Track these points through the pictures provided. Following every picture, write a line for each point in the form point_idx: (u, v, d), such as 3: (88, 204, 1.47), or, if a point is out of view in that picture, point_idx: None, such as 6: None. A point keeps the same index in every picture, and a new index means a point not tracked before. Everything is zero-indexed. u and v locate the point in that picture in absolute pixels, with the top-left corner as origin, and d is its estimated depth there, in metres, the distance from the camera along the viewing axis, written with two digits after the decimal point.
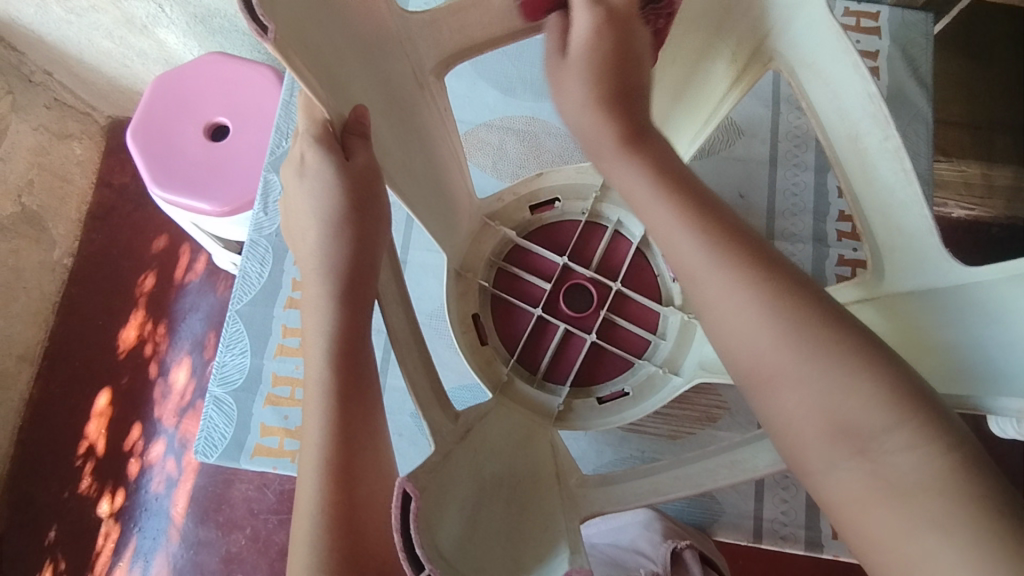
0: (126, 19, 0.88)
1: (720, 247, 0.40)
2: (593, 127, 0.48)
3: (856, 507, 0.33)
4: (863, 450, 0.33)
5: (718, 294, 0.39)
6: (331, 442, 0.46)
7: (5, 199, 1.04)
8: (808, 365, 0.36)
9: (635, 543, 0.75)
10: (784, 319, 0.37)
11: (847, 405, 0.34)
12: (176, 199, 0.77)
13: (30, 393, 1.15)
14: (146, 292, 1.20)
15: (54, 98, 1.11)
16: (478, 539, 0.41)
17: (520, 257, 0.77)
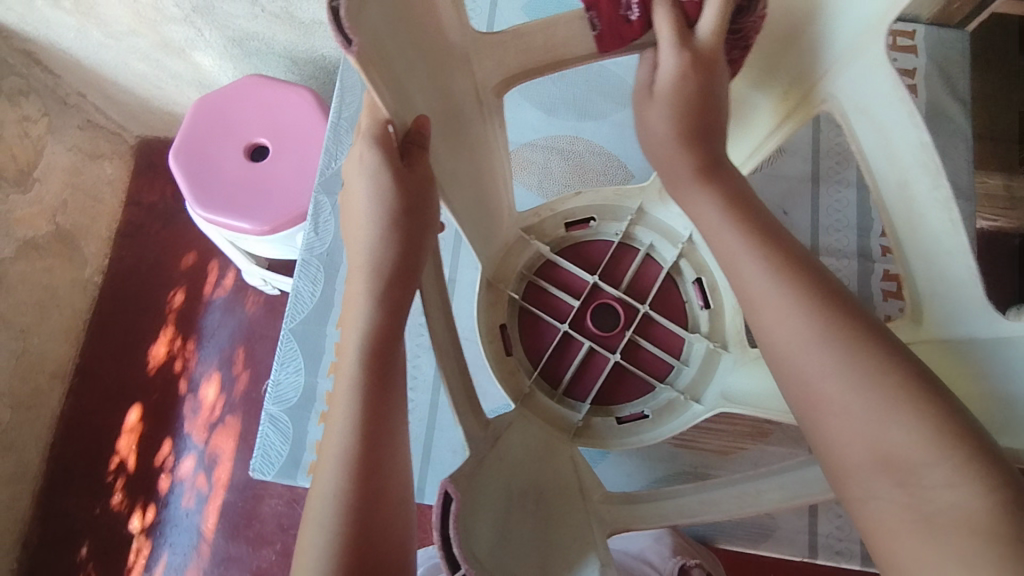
0: (164, 43, 0.90)
1: (786, 274, 0.40)
2: (671, 158, 0.49)
3: (889, 541, 0.31)
4: (906, 482, 0.31)
5: (775, 319, 0.38)
6: (348, 450, 0.42)
7: (40, 219, 1.05)
8: (871, 388, 0.34)
9: (645, 553, 0.75)
10: (839, 342, 0.36)
11: (897, 433, 0.32)
12: (218, 218, 0.78)
13: (60, 409, 1.16)
14: (175, 308, 1.21)
15: (86, 120, 1.13)
16: (503, 551, 0.43)
17: (548, 273, 0.75)
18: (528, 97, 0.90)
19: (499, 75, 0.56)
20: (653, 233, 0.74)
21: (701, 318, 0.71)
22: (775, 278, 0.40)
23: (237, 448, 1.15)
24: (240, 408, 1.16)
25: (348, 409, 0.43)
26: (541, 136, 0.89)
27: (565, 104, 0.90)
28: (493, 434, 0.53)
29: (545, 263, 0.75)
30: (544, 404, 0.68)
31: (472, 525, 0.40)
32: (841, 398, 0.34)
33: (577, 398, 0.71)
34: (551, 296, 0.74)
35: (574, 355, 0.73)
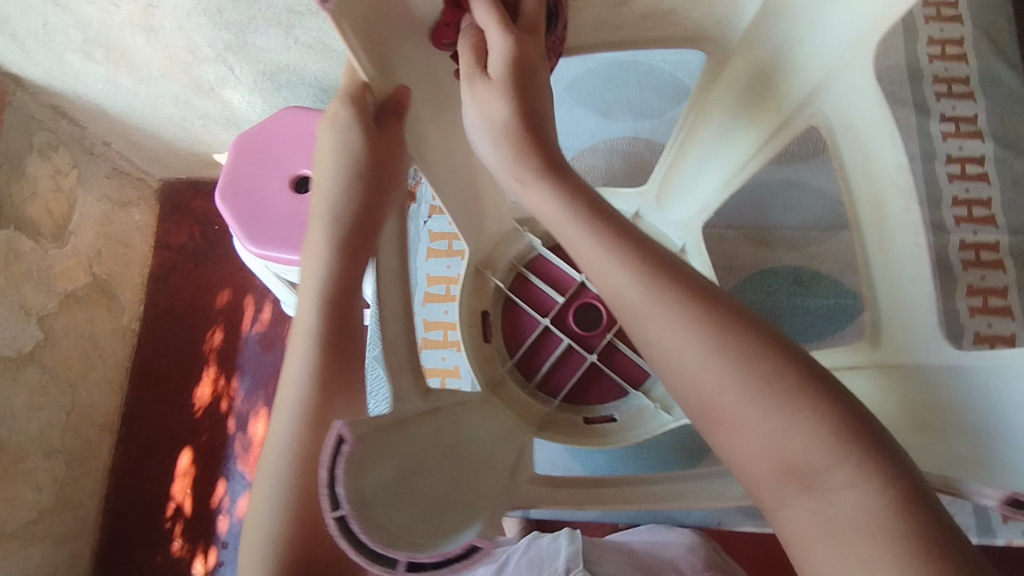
0: (194, 83, 0.90)
1: (660, 283, 0.34)
2: (511, 155, 0.40)
3: (799, 546, 0.30)
4: (812, 489, 0.30)
5: (663, 331, 0.34)
6: (305, 404, 0.45)
7: (78, 271, 1.06)
8: (768, 399, 0.31)
9: (675, 560, 0.69)
10: (728, 355, 0.32)
11: (805, 444, 0.30)
12: (269, 251, 0.79)
13: (111, 460, 1.16)
14: (215, 348, 1.20)
15: (112, 168, 1.13)
16: (410, 501, 0.37)
17: (538, 268, 0.77)
18: (583, 103, 0.96)
19: None
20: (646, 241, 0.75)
21: None
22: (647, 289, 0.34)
23: None
24: None
25: (304, 361, 0.46)
26: (601, 139, 0.96)
27: (619, 106, 0.96)
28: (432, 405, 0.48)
29: (535, 257, 0.77)
30: (513, 394, 0.69)
31: (368, 469, 0.34)
32: (749, 416, 0.32)
33: (549, 394, 0.74)
34: (536, 289, 0.76)
35: (553, 350, 0.76)
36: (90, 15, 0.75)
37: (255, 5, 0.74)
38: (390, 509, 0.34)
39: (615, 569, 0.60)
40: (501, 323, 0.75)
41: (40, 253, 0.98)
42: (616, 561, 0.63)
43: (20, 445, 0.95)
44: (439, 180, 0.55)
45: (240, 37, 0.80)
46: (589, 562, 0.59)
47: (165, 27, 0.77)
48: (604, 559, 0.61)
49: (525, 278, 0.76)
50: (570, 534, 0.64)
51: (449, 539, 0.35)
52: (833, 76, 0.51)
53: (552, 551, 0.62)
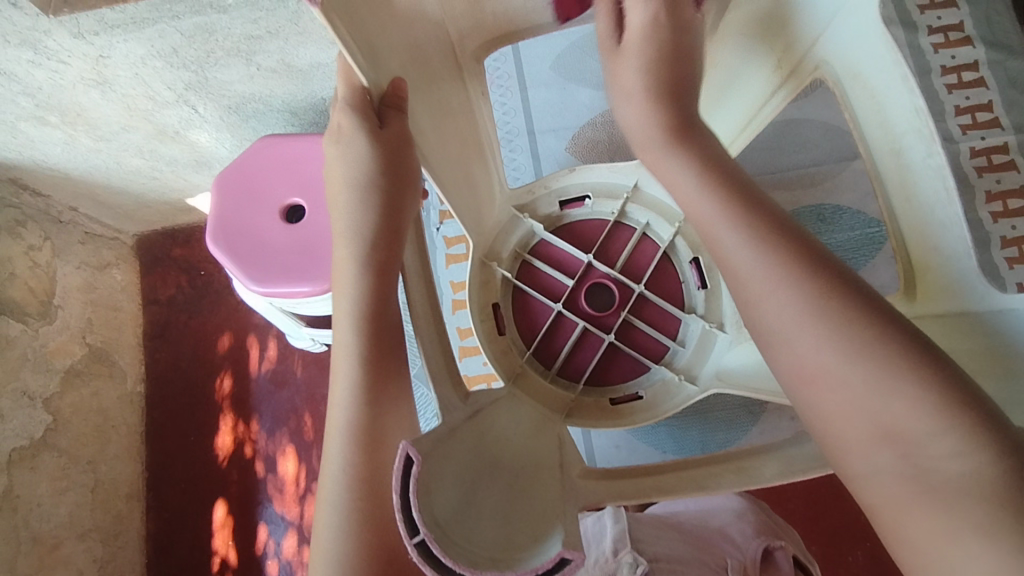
0: (158, 130, 0.87)
1: (760, 243, 0.39)
2: (646, 118, 0.49)
3: (893, 511, 0.32)
4: (907, 451, 0.32)
5: (761, 290, 0.38)
6: (355, 425, 0.45)
7: (73, 344, 1.02)
8: (868, 359, 0.34)
9: (725, 529, 0.68)
10: (830, 316, 0.35)
11: (900, 407, 0.32)
12: (274, 288, 0.76)
13: (146, 527, 1.13)
14: (227, 394, 1.17)
15: (84, 233, 1.09)
16: (479, 514, 0.35)
17: (542, 253, 0.70)
18: (571, 79, 0.92)
19: (475, 41, 0.55)
20: (649, 211, 0.69)
21: (698, 299, 0.67)
22: (756, 253, 0.39)
23: None
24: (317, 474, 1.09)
25: (349, 381, 0.46)
26: (596, 111, 0.91)
27: None
28: (474, 408, 0.44)
29: (539, 241, 0.70)
30: (536, 383, 0.64)
31: (435, 486, 0.33)
32: (834, 368, 0.35)
33: (571, 378, 0.67)
34: (545, 274, 0.69)
35: (568, 335, 0.68)
36: (39, 79, 0.71)
37: (212, 37, 0.70)
38: (465, 526, 0.33)
39: (665, 546, 0.59)
40: (513, 313, 0.69)
41: (31, 333, 0.95)
42: (665, 538, 0.61)
43: (52, 534, 0.94)
44: (449, 180, 0.54)
45: (201, 74, 0.77)
46: (637, 542, 0.58)
47: (119, 76, 0.74)
48: (653, 538, 0.59)
49: (531, 266, 0.70)
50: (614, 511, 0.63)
51: (536, 549, 0.33)
52: (834, 24, 0.52)
53: (598, 531, 0.61)
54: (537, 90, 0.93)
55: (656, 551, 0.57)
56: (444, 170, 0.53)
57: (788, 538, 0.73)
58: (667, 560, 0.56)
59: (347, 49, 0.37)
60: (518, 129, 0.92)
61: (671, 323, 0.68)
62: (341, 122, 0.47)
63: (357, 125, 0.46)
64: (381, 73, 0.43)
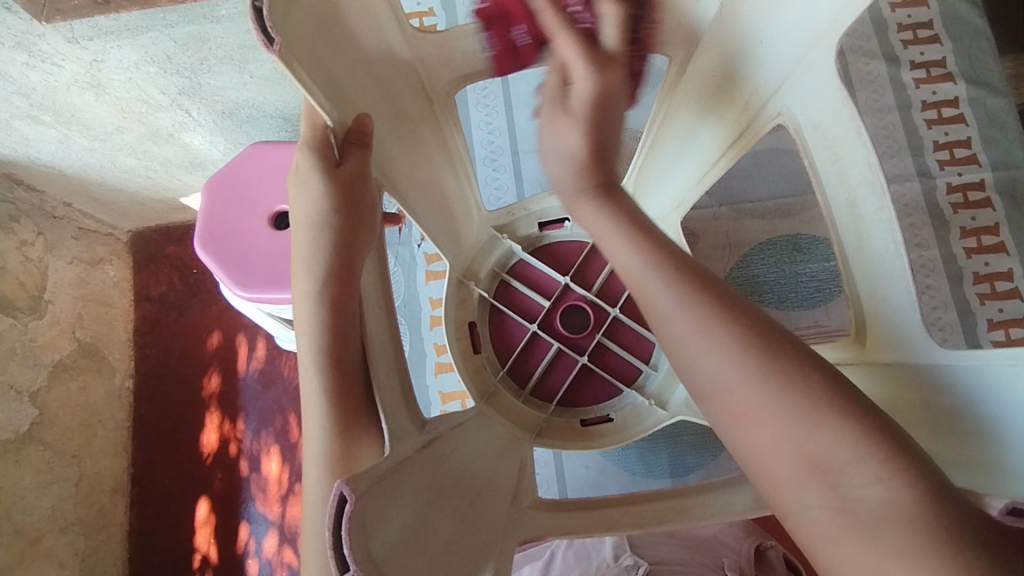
0: (152, 133, 0.87)
1: (689, 289, 0.39)
2: (574, 175, 0.50)
3: (831, 548, 0.32)
4: (831, 485, 0.32)
5: (690, 333, 0.38)
6: (330, 452, 0.48)
7: (63, 339, 1.03)
8: (791, 391, 0.34)
9: (719, 536, 0.71)
10: (754, 352, 0.36)
11: (823, 435, 0.33)
12: (259, 295, 0.77)
13: (129, 522, 1.14)
14: (213, 393, 1.17)
15: (78, 228, 1.10)
16: (414, 554, 0.35)
17: (520, 273, 0.71)
18: None
19: (453, 65, 0.55)
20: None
21: None
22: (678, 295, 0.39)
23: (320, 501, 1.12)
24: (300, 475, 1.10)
25: (320, 410, 0.49)
26: None
27: None
28: (432, 435, 0.44)
29: (517, 261, 0.71)
30: (508, 402, 0.65)
31: (376, 524, 0.32)
32: (761, 404, 0.35)
33: (543, 399, 0.68)
34: (522, 294, 0.70)
35: (543, 355, 0.69)
36: (33, 79, 0.72)
37: (205, 46, 0.71)
38: (397, 561, 0.33)
39: (663, 551, 0.67)
40: (490, 332, 0.70)
41: (21, 328, 0.96)
42: (664, 543, 0.68)
43: (35, 526, 0.95)
44: (417, 201, 0.54)
45: (195, 80, 0.77)
46: (636, 548, 0.66)
47: (112, 80, 0.75)
48: (650, 543, 0.68)
49: (510, 285, 0.71)
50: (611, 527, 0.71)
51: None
52: (798, 73, 0.51)
53: (597, 541, 0.69)
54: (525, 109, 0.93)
55: (656, 555, 0.65)
56: (413, 194, 0.54)
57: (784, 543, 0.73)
58: (667, 562, 0.64)
59: (310, 96, 0.38)
60: (501, 148, 0.93)
61: (645, 346, 0.69)
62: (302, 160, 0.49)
63: (315, 163, 0.48)
64: (349, 99, 0.43)
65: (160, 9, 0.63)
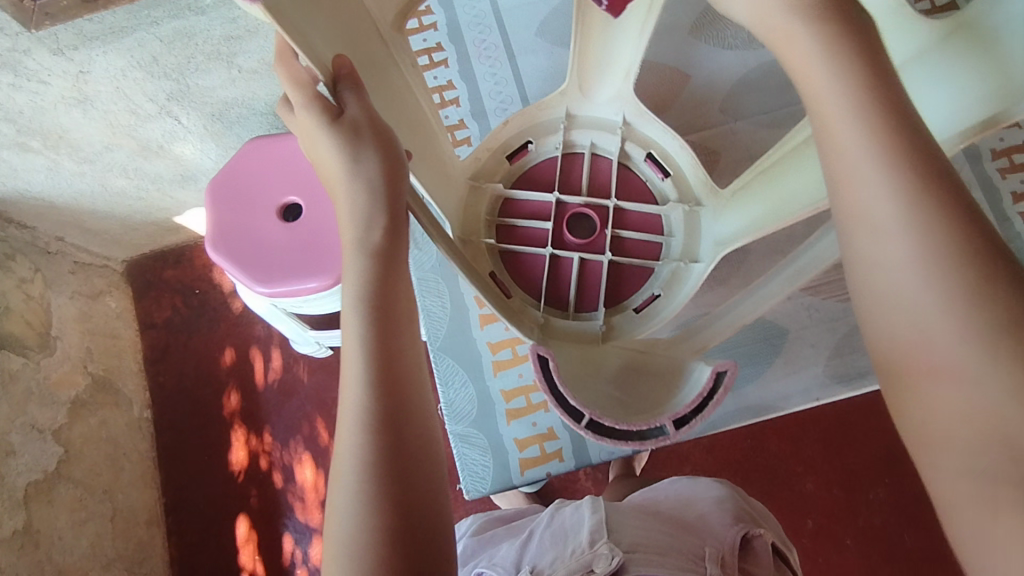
0: (142, 146, 0.86)
1: (889, 160, 0.35)
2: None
3: (934, 426, 0.32)
4: (958, 385, 0.32)
5: (873, 211, 0.35)
6: (372, 378, 0.42)
7: (76, 374, 1.01)
8: (950, 300, 0.32)
9: (706, 519, 0.67)
10: (937, 248, 0.33)
11: (959, 350, 0.32)
12: (281, 289, 0.75)
13: (169, 552, 1.11)
14: (235, 410, 1.16)
15: (74, 262, 1.08)
16: (612, 391, 0.58)
17: (512, 210, 0.68)
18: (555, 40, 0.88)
19: None
20: (590, 130, 0.68)
21: (666, 188, 0.68)
22: (892, 170, 0.35)
23: None
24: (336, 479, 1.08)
25: (360, 334, 0.43)
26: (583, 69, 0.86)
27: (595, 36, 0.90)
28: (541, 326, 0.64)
29: (505, 202, 0.68)
30: (562, 328, 0.65)
31: (579, 386, 0.57)
32: (919, 298, 0.33)
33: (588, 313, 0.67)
34: (523, 229, 0.68)
35: (569, 274, 0.68)
36: (19, 102, 0.70)
37: (192, 41, 0.70)
38: (591, 384, 0.59)
39: (639, 534, 0.60)
40: (510, 275, 0.67)
41: (33, 366, 0.94)
42: (644, 525, 0.62)
43: (76, 566, 0.93)
44: (414, 145, 0.53)
45: (182, 82, 0.76)
46: (612, 532, 0.60)
47: (100, 92, 0.73)
48: (629, 526, 0.61)
49: (507, 227, 0.68)
50: (592, 504, 0.65)
51: (674, 401, 0.57)
52: None
53: (576, 522, 0.63)
54: (528, 55, 0.89)
55: (632, 542, 0.59)
56: (413, 146, 0.53)
57: (767, 525, 0.71)
58: (642, 548, 0.58)
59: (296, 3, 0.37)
60: (511, 97, 0.88)
61: (653, 222, 0.68)
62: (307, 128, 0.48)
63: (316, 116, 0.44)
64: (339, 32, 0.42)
65: (144, 4, 0.62)
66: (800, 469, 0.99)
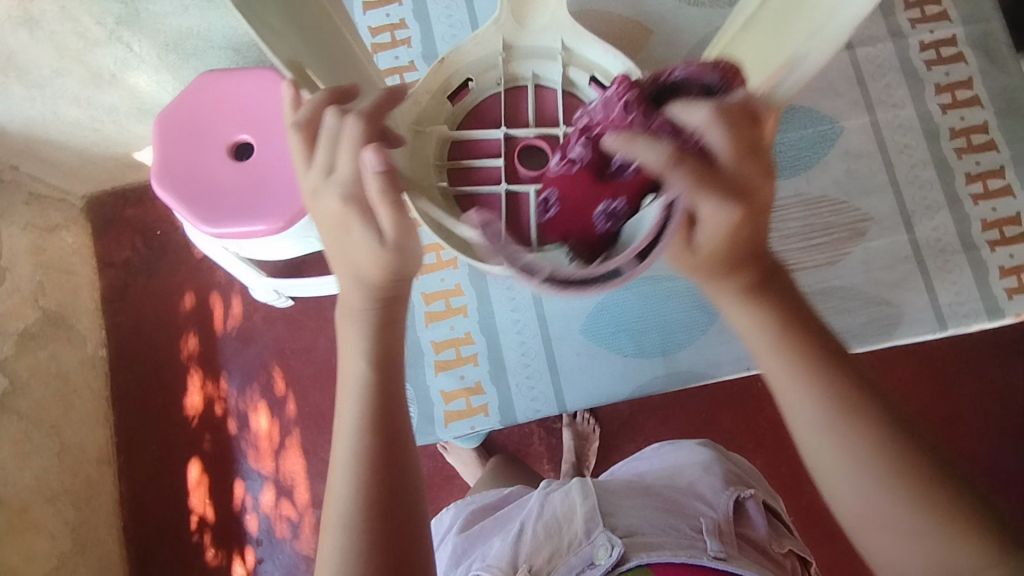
0: (93, 74, 0.83)
1: (790, 351, 0.48)
2: None
3: (856, 527, 0.48)
4: (861, 506, 0.47)
5: (784, 390, 0.49)
6: (363, 452, 0.49)
7: (24, 307, 1.00)
8: (852, 453, 0.46)
9: (694, 487, 0.65)
10: (834, 410, 0.47)
11: (856, 491, 0.47)
12: (226, 230, 0.73)
13: (120, 492, 1.11)
14: (193, 353, 1.15)
15: (29, 193, 1.05)
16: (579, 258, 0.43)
17: (463, 153, 0.67)
18: None
19: None
20: (533, 61, 0.67)
21: None
22: (783, 359, 0.48)
23: (311, 464, 1.10)
24: (295, 427, 1.11)
25: (356, 412, 0.50)
26: None
27: None
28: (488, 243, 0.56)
29: (452, 146, 0.67)
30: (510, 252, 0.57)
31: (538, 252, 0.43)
32: (837, 452, 0.47)
33: None
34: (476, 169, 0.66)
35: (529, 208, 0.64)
36: None
37: None
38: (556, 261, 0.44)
39: (636, 516, 0.60)
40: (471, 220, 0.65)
41: None
42: (636, 504, 0.61)
43: (19, 497, 0.93)
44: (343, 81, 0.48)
45: (131, 6, 0.76)
46: (607, 517, 0.59)
47: (45, 11, 0.72)
48: (625, 509, 0.61)
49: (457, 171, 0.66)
50: (581, 488, 0.63)
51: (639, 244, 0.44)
52: None
53: (567, 508, 0.61)
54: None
55: (630, 525, 0.58)
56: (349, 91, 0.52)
57: (754, 483, 0.70)
58: (642, 531, 0.58)
59: None
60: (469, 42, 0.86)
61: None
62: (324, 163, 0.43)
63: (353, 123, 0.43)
64: None
65: None
66: (751, 445, 1.01)
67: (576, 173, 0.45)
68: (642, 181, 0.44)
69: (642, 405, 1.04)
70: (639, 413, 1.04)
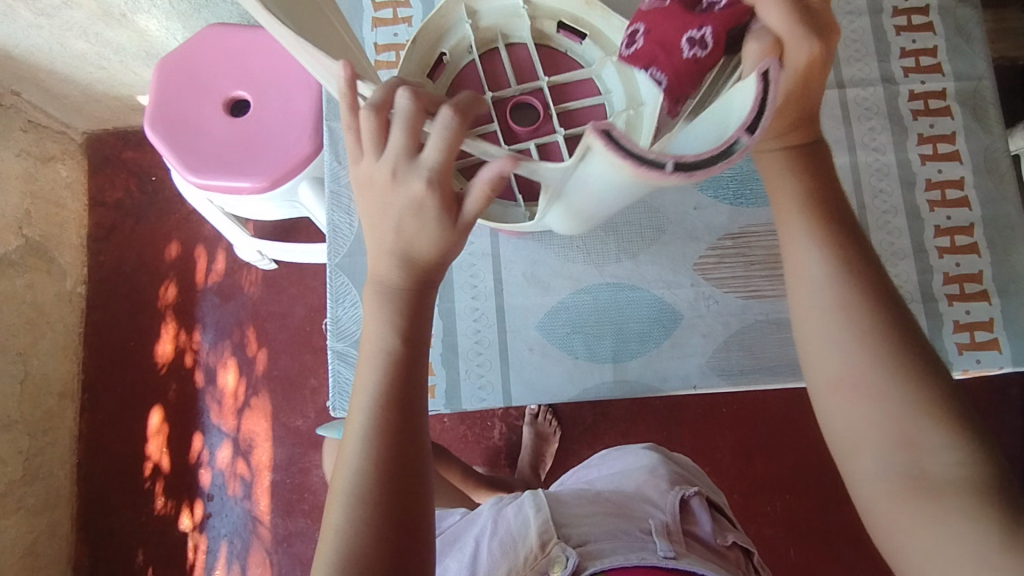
0: (103, 11, 0.84)
1: (827, 247, 0.44)
2: None
3: (852, 461, 0.42)
4: (872, 433, 0.41)
5: (804, 292, 0.44)
6: (380, 425, 0.43)
7: (7, 232, 1.00)
8: (871, 366, 0.41)
9: (641, 490, 0.63)
10: (856, 323, 0.42)
11: (868, 412, 0.41)
12: (210, 181, 0.74)
13: (78, 429, 1.12)
14: (170, 303, 1.15)
15: (29, 121, 1.05)
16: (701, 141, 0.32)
17: None
18: None
19: None
20: None
21: None
22: (817, 257, 0.44)
23: (272, 428, 1.10)
24: (261, 388, 1.11)
25: (373, 387, 0.43)
26: None
27: None
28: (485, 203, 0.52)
29: None
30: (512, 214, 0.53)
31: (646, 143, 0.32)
32: (851, 365, 0.42)
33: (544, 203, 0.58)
34: None
35: None
36: None
37: None
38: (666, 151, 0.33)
39: (593, 525, 0.56)
40: None
41: None
42: (587, 512, 0.58)
43: None
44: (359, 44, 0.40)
45: None
46: (561, 527, 0.56)
47: None
48: (579, 519, 0.57)
49: None
50: (534, 502, 0.60)
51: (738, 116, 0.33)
52: None
53: (521, 524, 0.58)
54: None
55: (584, 533, 0.55)
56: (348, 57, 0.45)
57: (698, 483, 0.69)
58: (596, 540, 0.54)
59: None
60: None
61: (583, 88, 0.53)
62: (409, 145, 0.36)
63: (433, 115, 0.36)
64: None
65: None
66: (707, 469, 1.02)
67: (667, 6, 0.41)
68: (734, 15, 0.39)
69: (606, 415, 1.05)
70: (603, 422, 1.05)
